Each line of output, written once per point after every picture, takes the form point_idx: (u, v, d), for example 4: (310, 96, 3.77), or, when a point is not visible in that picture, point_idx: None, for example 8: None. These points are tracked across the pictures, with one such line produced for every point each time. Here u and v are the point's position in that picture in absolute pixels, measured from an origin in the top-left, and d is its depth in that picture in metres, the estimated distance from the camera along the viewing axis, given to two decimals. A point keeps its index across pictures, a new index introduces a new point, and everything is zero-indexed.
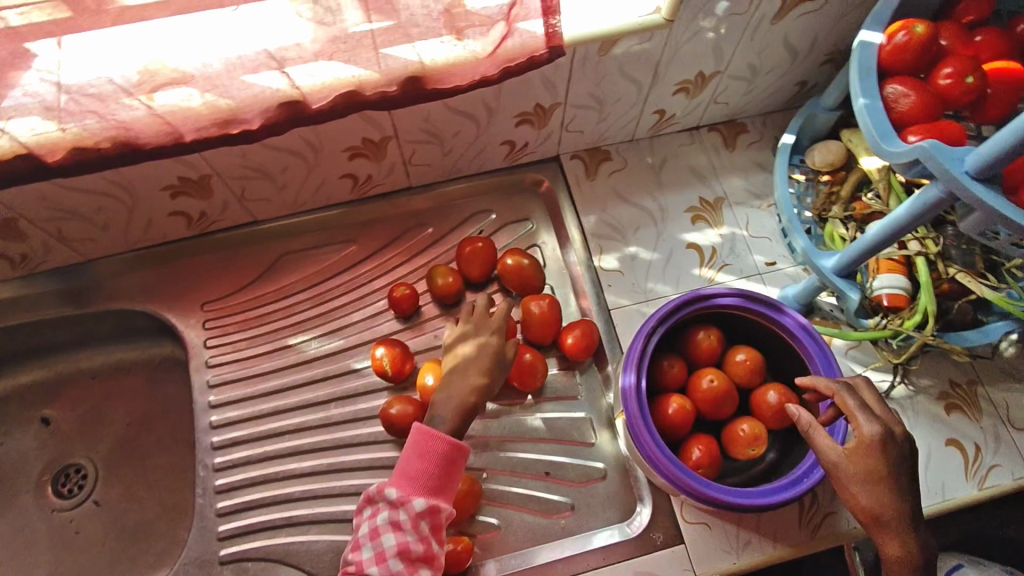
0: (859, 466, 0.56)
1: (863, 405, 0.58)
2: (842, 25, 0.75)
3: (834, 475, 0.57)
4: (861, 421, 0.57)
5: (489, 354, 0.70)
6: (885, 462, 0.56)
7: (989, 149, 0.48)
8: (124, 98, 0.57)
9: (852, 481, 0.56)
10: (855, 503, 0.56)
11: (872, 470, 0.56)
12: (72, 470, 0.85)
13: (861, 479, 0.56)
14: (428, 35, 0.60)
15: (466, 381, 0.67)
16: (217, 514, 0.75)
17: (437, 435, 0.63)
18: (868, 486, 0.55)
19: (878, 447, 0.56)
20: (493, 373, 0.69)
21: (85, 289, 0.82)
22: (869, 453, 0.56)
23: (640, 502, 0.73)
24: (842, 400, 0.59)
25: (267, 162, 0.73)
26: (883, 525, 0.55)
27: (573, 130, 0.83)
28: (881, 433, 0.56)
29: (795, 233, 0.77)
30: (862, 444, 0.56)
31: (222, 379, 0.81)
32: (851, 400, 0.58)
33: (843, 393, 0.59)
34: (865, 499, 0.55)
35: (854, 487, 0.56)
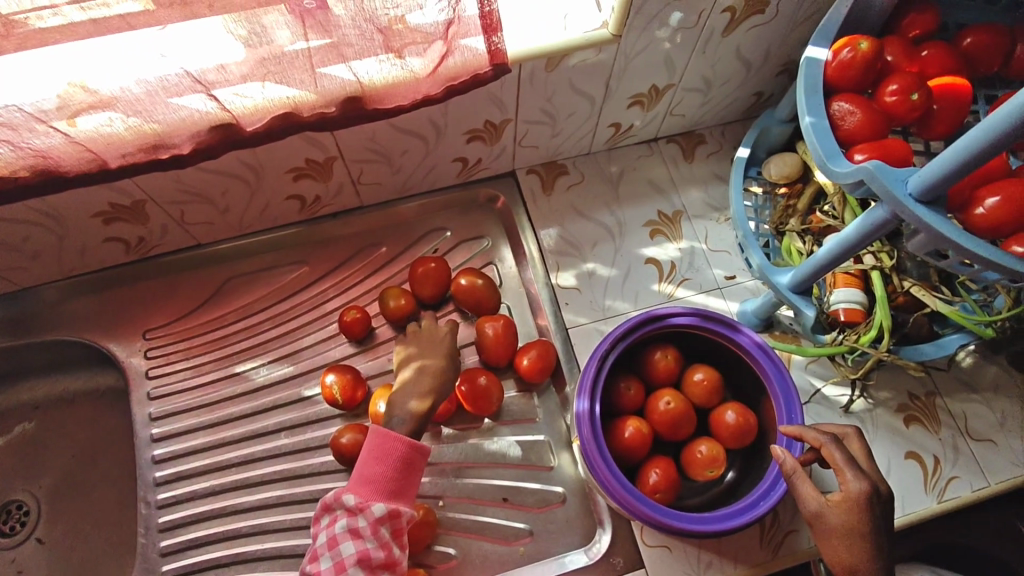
0: (840, 521, 0.54)
1: (851, 459, 0.55)
2: (794, 37, 0.74)
3: (814, 526, 0.56)
4: (848, 476, 0.54)
5: (437, 366, 0.69)
6: (866, 520, 0.53)
7: (934, 169, 0.47)
8: (38, 126, 0.54)
9: (833, 535, 0.55)
10: (830, 553, 0.55)
11: (852, 527, 0.54)
12: (10, 508, 0.81)
13: (841, 532, 0.54)
14: (364, 54, 0.58)
15: (417, 395, 0.66)
16: (161, 554, 0.72)
17: (394, 436, 0.61)
18: (845, 540, 0.54)
19: (862, 504, 0.53)
20: (439, 388, 0.67)
21: (19, 318, 0.78)
22: (853, 509, 0.54)
23: (601, 527, 0.72)
24: (830, 453, 0.56)
25: (206, 185, 0.70)
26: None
27: (528, 145, 0.81)
28: (868, 491, 0.54)
29: (751, 249, 0.75)
30: (845, 499, 0.54)
31: (167, 411, 0.78)
32: (839, 454, 0.56)
33: (830, 446, 0.56)
34: (841, 553, 0.54)
35: (834, 540, 0.54)
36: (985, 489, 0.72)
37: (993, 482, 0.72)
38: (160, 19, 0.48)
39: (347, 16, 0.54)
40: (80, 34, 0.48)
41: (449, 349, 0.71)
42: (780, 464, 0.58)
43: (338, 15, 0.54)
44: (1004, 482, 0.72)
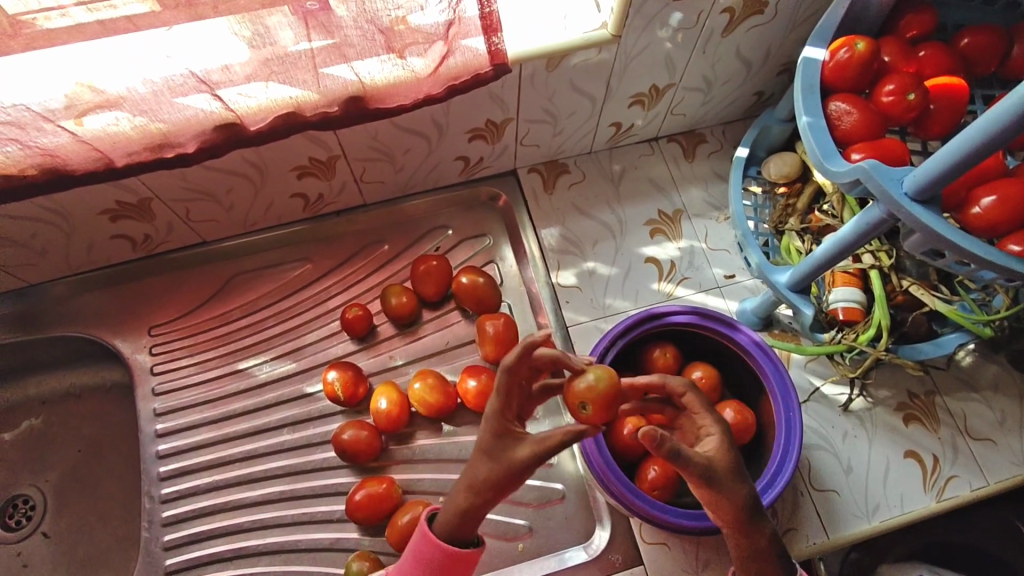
0: (727, 464, 0.48)
1: (706, 400, 0.51)
2: (794, 37, 0.75)
3: (709, 485, 0.47)
4: (705, 422, 0.50)
5: (479, 459, 0.49)
6: (737, 459, 0.49)
7: (928, 169, 0.47)
8: (46, 125, 0.55)
9: (725, 483, 0.47)
10: (722, 505, 0.48)
11: (736, 467, 0.48)
12: (18, 501, 0.82)
13: (730, 476, 0.48)
14: (365, 55, 0.59)
15: (459, 489, 0.49)
16: (164, 548, 0.73)
17: (428, 539, 0.51)
18: (736, 482, 0.48)
19: (731, 444, 0.49)
20: (479, 486, 0.48)
21: (28, 314, 0.79)
22: (729, 450, 0.49)
23: (600, 524, 0.72)
24: (692, 399, 0.51)
25: (210, 184, 0.71)
26: (748, 519, 0.49)
27: (529, 144, 0.82)
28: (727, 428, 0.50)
29: (750, 248, 0.76)
30: (719, 444, 0.49)
31: (171, 406, 0.80)
32: (698, 398, 0.51)
33: (693, 392, 0.51)
34: (736, 499, 0.48)
35: (728, 485, 0.47)
36: (983, 489, 0.72)
37: (992, 481, 0.72)
38: (166, 19, 0.49)
39: (349, 16, 0.55)
40: (88, 34, 0.49)
41: (488, 446, 0.49)
42: (653, 439, 0.44)
43: (341, 16, 0.55)
44: (1003, 481, 0.72)
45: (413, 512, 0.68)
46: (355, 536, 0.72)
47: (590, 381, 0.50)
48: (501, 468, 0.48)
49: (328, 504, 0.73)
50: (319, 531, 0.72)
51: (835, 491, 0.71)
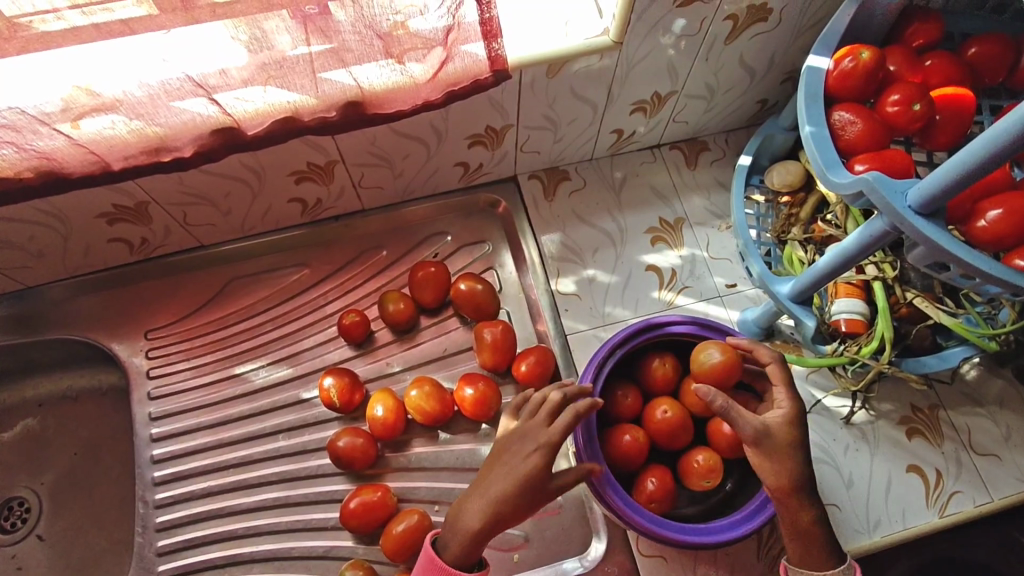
0: (784, 432, 0.57)
1: (788, 378, 0.60)
2: (798, 45, 0.74)
3: (757, 446, 0.56)
4: (779, 397, 0.59)
5: (508, 485, 0.56)
6: (800, 433, 0.57)
7: (931, 182, 0.46)
8: (42, 128, 0.54)
9: (775, 450, 0.56)
10: (772, 475, 0.55)
11: (793, 437, 0.57)
12: (14, 504, 0.82)
13: (784, 445, 0.56)
14: (363, 60, 0.58)
15: (479, 509, 0.57)
16: (157, 554, 0.73)
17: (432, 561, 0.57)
18: (791, 454, 0.56)
19: (797, 418, 0.58)
20: (505, 509, 0.56)
21: (26, 316, 0.79)
22: (792, 423, 0.57)
23: (595, 536, 0.71)
24: (773, 370, 0.60)
25: (208, 188, 0.70)
26: (801, 492, 0.55)
27: (529, 151, 0.81)
28: (799, 406, 0.58)
29: (752, 257, 0.75)
30: (784, 416, 0.57)
31: (166, 411, 0.79)
32: (780, 372, 0.60)
33: (776, 364, 0.60)
34: (789, 468, 0.55)
35: (778, 453, 0.56)
36: (988, 505, 0.70)
37: (996, 498, 0.71)
38: (162, 23, 0.49)
39: (348, 21, 0.54)
40: (82, 38, 0.48)
41: (523, 475, 0.56)
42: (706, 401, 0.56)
43: (339, 21, 0.54)
44: (1008, 497, 0.71)
45: (407, 521, 0.68)
46: (349, 544, 0.71)
47: (717, 357, 0.63)
48: (530, 497, 0.56)
49: (322, 511, 0.73)
50: (313, 539, 0.72)
51: (836, 505, 0.70)
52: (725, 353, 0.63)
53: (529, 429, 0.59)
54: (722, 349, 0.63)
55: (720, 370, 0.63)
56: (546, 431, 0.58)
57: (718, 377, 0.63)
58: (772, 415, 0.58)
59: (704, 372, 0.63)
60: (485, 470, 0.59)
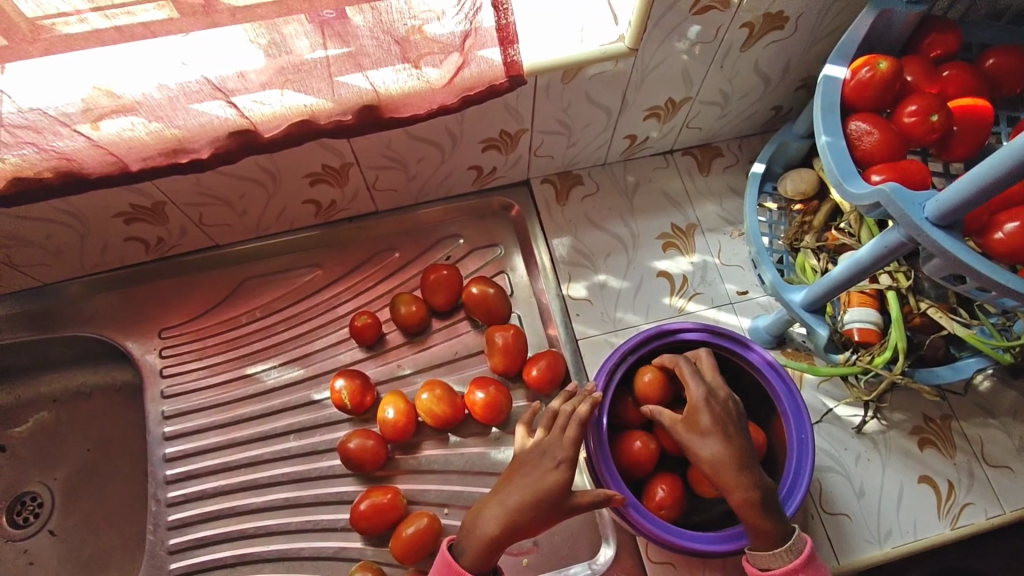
0: (691, 423, 0.60)
1: (695, 372, 0.62)
2: (815, 52, 0.74)
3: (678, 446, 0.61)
4: (691, 389, 0.61)
5: (525, 494, 0.58)
6: (711, 420, 0.59)
7: (950, 194, 0.46)
8: (63, 129, 0.55)
9: (691, 441, 0.59)
10: (698, 460, 0.59)
11: (701, 427, 0.59)
12: (27, 499, 0.83)
13: (695, 434, 0.59)
14: (380, 64, 0.59)
15: (497, 516, 0.58)
16: (168, 552, 0.73)
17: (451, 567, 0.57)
18: (707, 438, 0.59)
19: (703, 407, 0.60)
20: (521, 518, 0.57)
21: (42, 313, 0.80)
22: (700, 413, 0.60)
23: (605, 541, 0.71)
24: (680, 368, 0.63)
25: (225, 189, 0.71)
26: (726, 472, 0.57)
27: (543, 155, 0.81)
28: (705, 395, 0.60)
29: (765, 265, 0.75)
30: (691, 407, 0.60)
31: (179, 409, 0.80)
32: (687, 368, 0.63)
33: (681, 363, 0.63)
34: (705, 453, 0.58)
35: (691, 441, 0.59)
36: (999, 517, 0.70)
37: (1008, 510, 0.70)
38: (182, 27, 0.49)
39: (366, 25, 0.55)
40: (105, 41, 0.48)
41: (542, 485, 0.58)
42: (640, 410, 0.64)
43: (357, 25, 0.55)
44: (1020, 510, 0.70)
45: (417, 523, 0.68)
46: (358, 546, 0.71)
47: (647, 377, 0.66)
48: (549, 508, 0.58)
49: (333, 512, 0.73)
50: (323, 540, 0.72)
51: (846, 515, 0.70)
52: (653, 372, 0.66)
53: (547, 445, 0.61)
54: (650, 368, 0.66)
55: (651, 390, 0.66)
56: (559, 442, 0.60)
57: (656, 395, 0.66)
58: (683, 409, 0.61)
59: (642, 397, 0.67)
60: (501, 481, 0.60)
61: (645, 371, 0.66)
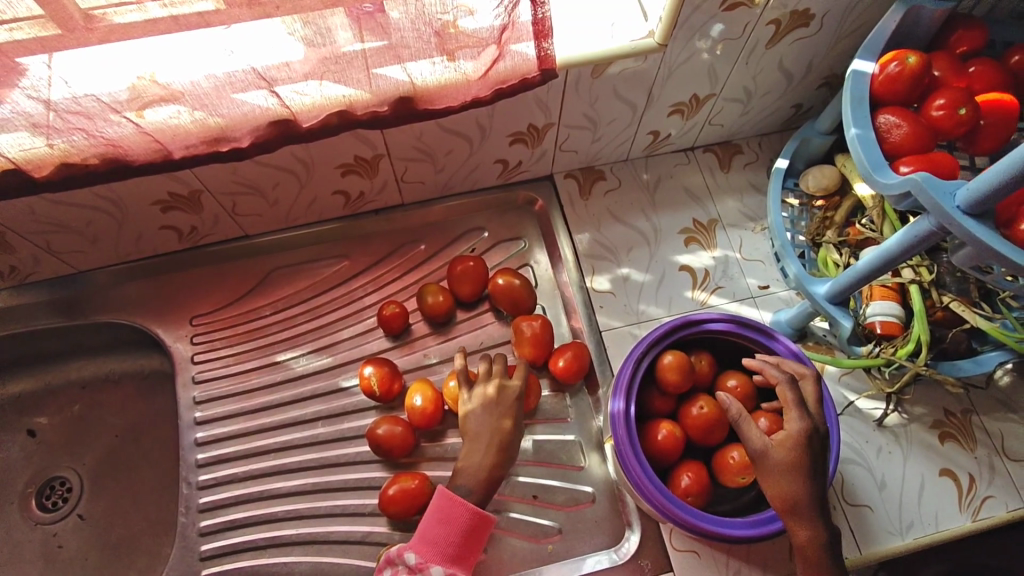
0: (784, 456, 0.55)
1: (799, 400, 0.57)
2: (838, 50, 0.75)
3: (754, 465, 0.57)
4: (790, 417, 0.57)
5: (503, 429, 0.63)
6: (805, 458, 0.55)
7: (981, 184, 0.47)
8: (112, 115, 0.57)
9: (775, 472, 0.55)
10: (769, 489, 0.56)
11: (792, 465, 0.55)
12: (57, 483, 0.84)
13: (782, 469, 0.55)
14: (419, 56, 0.60)
15: (488, 453, 0.62)
16: (199, 534, 0.74)
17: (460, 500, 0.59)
18: (792, 474, 0.55)
19: (802, 443, 0.55)
20: (507, 449, 0.63)
21: (76, 300, 0.81)
22: (796, 448, 0.55)
23: (629, 528, 0.72)
24: (783, 391, 0.58)
25: (259, 179, 0.72)
26: (798, 515, 0.55)
27: (567, 150, 0.83)
28: (806, 431, 0.56)
29: (788, 259, 0.76)
30: (787, 438, 0.56)
31: (210, 395, 0.81)
32: (790, 394, 0.58)
33: (784, 385, 0.58)
34: (786, 490, 0.55)
35: (776, 474, 0.55)
36: (1021, 510, 0.71)
37: None
38: (230, 17, 0.50)
39: (404, 19, 0.56)
40: (161, 29, 0.50)
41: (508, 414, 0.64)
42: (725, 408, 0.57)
43: (395, 19, 0.56)
44: None
45: None
46: (385, 530, 0.72)
47: (669, 358, 0.67)
48: (518, 431, 0.64)
49: (361, 497, 0.74)
50: (351, 524, 0.73)
51: (868, 506, 0.70)
52: (674, 354, 0.67)
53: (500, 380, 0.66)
54: (671, 351, 0.68)
55: (675, 371, 0.67)
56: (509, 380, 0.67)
57: (676, 380, 0.67)
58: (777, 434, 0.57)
59: (662, 381, 0.68)
60: (474, 425, 0.64)
61: (666, 354, 0.68)
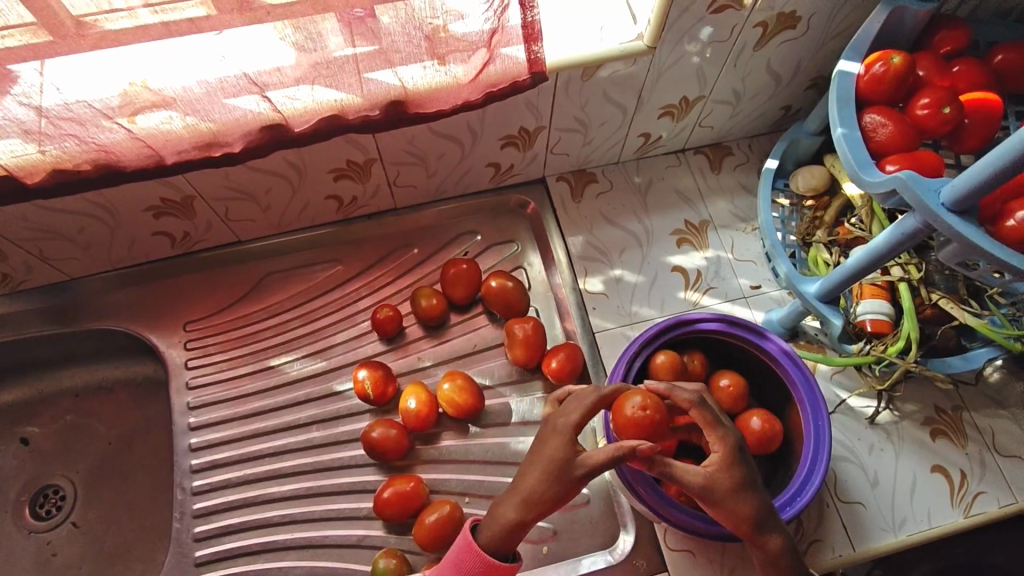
0: (728, 480, 0.53)
1: (716, 417, 0.55)
2: (825, 52, 0.76)
3: (706, 501, 0.53)
4: (712, 439, 0.54)
5: (540, 473, 0.53)
6: (742, 471, 0.53)
7: (965, 181, 0.48)
8: (103, 121, 0.57)
9: (725, 498, 0.52)
10: (731, 516, 0.53)
11: (736, 485, 0.52)
12: (51, 491, 0.84)
13: (730, 493, 0.52)
14: (409, 60, 0.61)
15: (513, 497, 0.54)
16: (193, 540, 0.74)
17: (471, 551, 0.54)
18: (743, 492, 0.53)
19: (735, 461, 0.53)
20: (533, 496, 0.53)
21: (70, 307, 0.81)
22: (733, 466, 0.53)
23: (624, 529, 0.72)
24: (700, 413, 0.55)
25: (250, 184, 0.73)
26: (760, 529, 0.53)
27: (559, 153, 0.83)
28: (735, 444, 0.54)
29: (779, 258, 0.77)
30: (722, 461, 0.53)
31: (203, 401, 0.81)
32: (707, 413, 0.54)
33: (699, 405, 0.55)
34: (741, 510, 0.53)
35: (730, 500, 0.52)
36: (1012, 505, 0.71)
37: (1020, 499, 0.71)
38: (221, 23, 0.51)
39: (394, 23, 0.57)
40: (151, 35, 0.50)
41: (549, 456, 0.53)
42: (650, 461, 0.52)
43: (386, 23, 0.57)
44: None
45: (439, 511, 0.69)
46: (380, 534, 0.72)
47: (661, 358, 0.68)
48: (556, 480, 0.53)
49: (356, 500, 0.74)
50: (346, 528, 0.73)
51: (861, 504, 0.71)
52: (666, 354, 0.68)
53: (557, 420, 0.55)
54: (663, 351, 0.68)
55: (665, 371, 0.67)
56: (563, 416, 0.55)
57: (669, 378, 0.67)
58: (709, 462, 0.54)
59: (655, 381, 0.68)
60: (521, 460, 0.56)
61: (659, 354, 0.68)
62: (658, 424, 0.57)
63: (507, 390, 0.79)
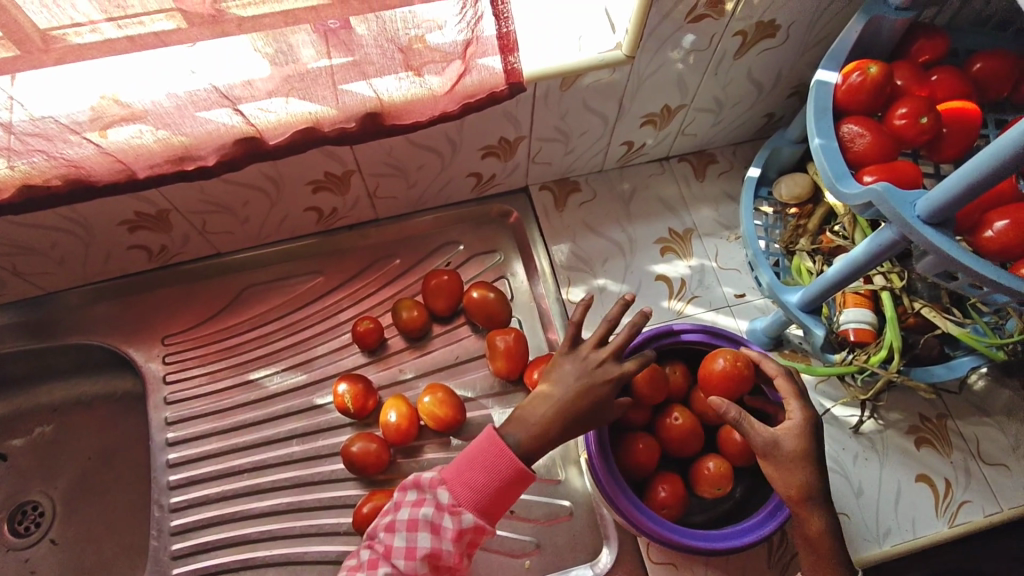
0: (793, 446, 0.56)
1: (798, 391, 0.60)
2: (805, 60, 0.76)
3: (767, 459, 0.57)
4: (791, 408, 0.59)
5: (579, 388, 0.60)
6: (812, 444, 0.57)
7: (940, 194, 0.47)
8: (72, 137, 0.56)
9: (789, 462, 0.56)
10: (783, 481, 0.56)
11: (803, 451, 0.56)
12: (29, 508, 0.83)
13: (795, 456, 0.56)
14: (384, 72, 0.60)
15: (550, 405, 0.59)
16: (171, 558, 0.73)
17: (505, 452, 0.57)
18: (802, 462, 0.56)
19: (808, 431, 0.57)
20: (570, 409, 0.59)
21: (45, 322, 0.80)
22: (805, 434, 0.57)
23: (606, 542, 0.71)
24: (782, 383, 0.61)
25: (226, 197, 0.72)
26: (809, 503, 0.55)
27: (541, 161, 0.83)
28: (808, 418, 0.58)
29: (761, 267, 0.76)
30: (796, 427, 0.57)
31: (181, 416, 0.80)
32: (789, 386, 0.60)
33: (784, 377, 0.61)
34: (797, 477, 0.56)
35: (791, 465, 0.56)
36: (997, 514, 0.71)
37: (1006, 507, 0.71)
38: (190, 37, 0.50)
39: (369, 35, 0.56)
40: (116, 50, 0.49)
41: (594, 382, 0.60)
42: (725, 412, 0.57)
43: (361, 34, 0.56)
44: (1017, 508, 0.71)
45: None
46: None
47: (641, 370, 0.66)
48: (596, 401, 0.59)
49: (336, 516, 0.73)
50: (325, 544, 0.72)
51: (846, 514, 0.70)
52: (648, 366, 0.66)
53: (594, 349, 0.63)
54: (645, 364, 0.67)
55: (646, 383, 0.66)
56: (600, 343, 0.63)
57: (649, 390, 0.67)
58: (784, 426, 0.58)
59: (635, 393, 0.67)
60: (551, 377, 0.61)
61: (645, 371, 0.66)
62: (744, 381, 0.63)
63: (489, 402, 0.78)
